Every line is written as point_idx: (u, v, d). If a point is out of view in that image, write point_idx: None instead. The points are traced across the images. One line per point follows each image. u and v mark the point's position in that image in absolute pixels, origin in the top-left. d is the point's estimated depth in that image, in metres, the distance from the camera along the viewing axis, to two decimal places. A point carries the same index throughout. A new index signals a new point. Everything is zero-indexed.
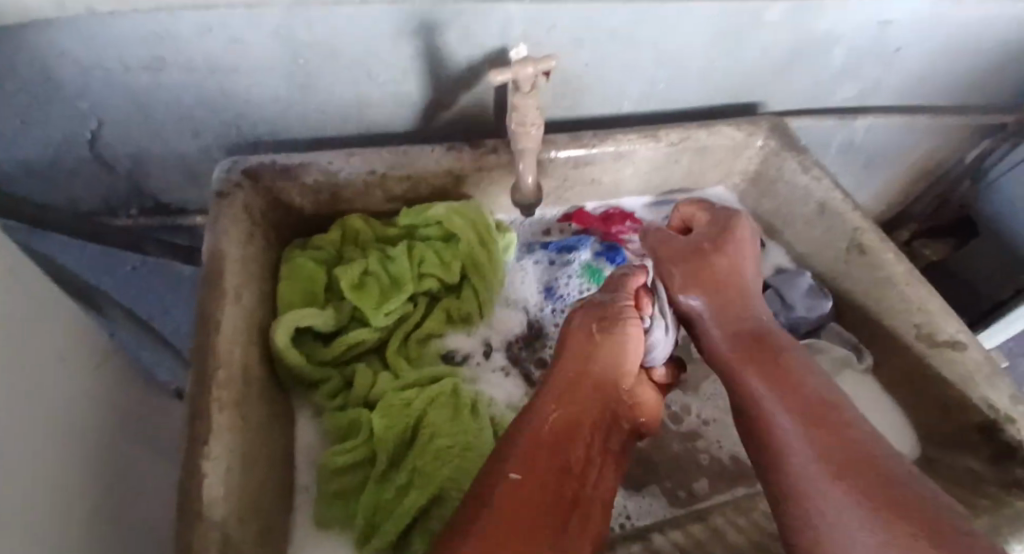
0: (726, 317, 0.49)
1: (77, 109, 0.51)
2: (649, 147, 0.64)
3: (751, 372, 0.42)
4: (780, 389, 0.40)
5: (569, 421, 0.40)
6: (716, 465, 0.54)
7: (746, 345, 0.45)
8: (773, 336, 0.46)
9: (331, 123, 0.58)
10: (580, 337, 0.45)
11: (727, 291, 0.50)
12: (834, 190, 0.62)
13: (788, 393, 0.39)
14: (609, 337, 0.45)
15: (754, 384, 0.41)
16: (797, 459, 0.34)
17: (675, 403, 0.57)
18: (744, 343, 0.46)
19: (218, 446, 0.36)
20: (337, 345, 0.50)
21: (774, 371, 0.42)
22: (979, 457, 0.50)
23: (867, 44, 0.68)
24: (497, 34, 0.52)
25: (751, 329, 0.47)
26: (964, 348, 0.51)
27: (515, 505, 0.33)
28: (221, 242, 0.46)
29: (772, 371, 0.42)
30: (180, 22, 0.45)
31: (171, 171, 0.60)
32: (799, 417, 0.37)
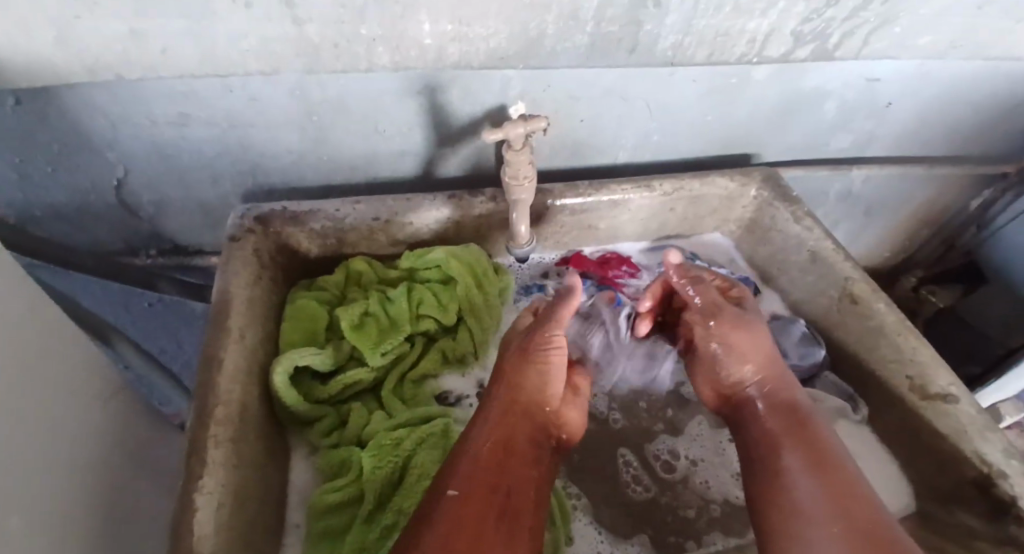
0: (765, 384, 0.51)
1: (106, 159, 0.55)
2: (643, 196, 0.67)
3: (788, 443, 0.45)
4: (815, 462, 0.43)
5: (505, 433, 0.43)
6: (706, 514, 0.53)
7: (787, 417, 0.48)
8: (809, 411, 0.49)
9: (340, 172, 0.62)
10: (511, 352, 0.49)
11: (754, 355, 0.52)
12: (825, 240, 0.64)
13: (822, 467, 0.42)
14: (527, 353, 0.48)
15: (787, 453, 0.45)
16: (823, 527, 0.38)
17: (665, 450, 0.58)
18: (783, 413, 0.48)
19: (212, 481, 0.38)
20: (334, 384, 0.52)
21: (808, 444, 0.45)
22: (976, 513, 0.49)
23: (858, 100, 0.71)
24: (496, 92, 0.56)
25: (793, 402, 0.49)
26: (956, 401, 0.51)
27: (458, 514, 0.36)
28: (231, 284, 0.49)
29: (807, 446, 0.45)
30: (204, 84, 0.49)
31: (189, 215, 0.64)
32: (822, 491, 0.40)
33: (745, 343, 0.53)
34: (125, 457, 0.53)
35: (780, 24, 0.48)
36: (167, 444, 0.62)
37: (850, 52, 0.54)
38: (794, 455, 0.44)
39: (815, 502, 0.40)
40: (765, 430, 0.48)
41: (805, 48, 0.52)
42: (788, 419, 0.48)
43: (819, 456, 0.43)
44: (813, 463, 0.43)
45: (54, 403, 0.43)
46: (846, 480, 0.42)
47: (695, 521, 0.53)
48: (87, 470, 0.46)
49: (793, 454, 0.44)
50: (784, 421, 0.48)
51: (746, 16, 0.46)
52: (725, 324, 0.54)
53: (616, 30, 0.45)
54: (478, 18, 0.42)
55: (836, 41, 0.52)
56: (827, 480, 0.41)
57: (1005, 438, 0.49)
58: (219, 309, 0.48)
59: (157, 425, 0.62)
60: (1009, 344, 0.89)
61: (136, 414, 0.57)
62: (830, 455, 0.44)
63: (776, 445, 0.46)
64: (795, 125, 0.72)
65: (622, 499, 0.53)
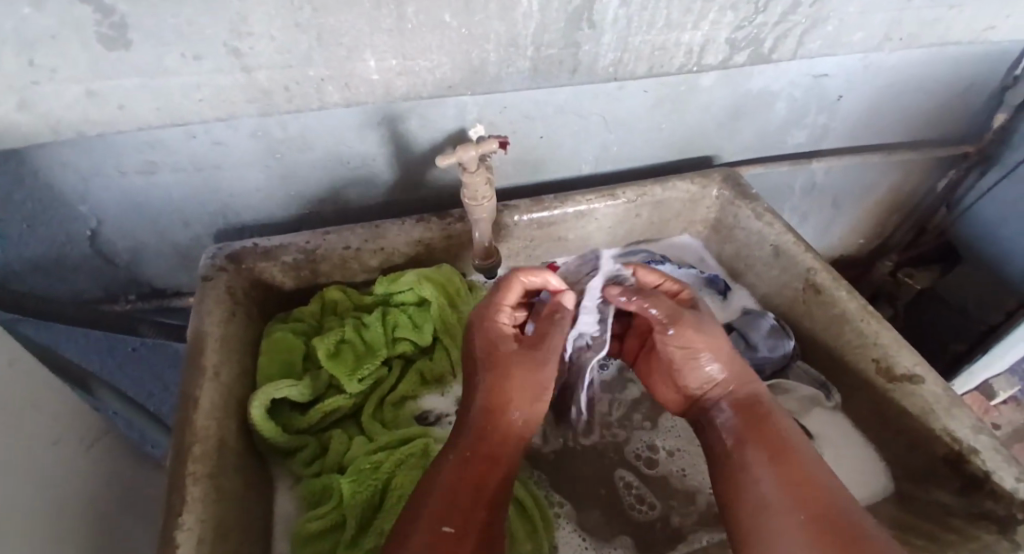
0: (725, 380, 0.51)
1: (79, 212, 0.57)
2: (607, 205, 0.68)
3: (748, 439, 0.46)
4: (773, 455, 0.44)
5: (478, 461, 0.43)
6: (689, 508, 0.54)
7: (745, 410, 0.49)
8: (767, 404, 0.50)
9: (309, 205, 0.63)
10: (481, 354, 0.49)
11: (714, 355, 0.51)
12: (785, 233, 0.66)
13: (779, 458, 0.44)
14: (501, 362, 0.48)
15: (747, 449, 0.45)
16: (776, 518, 0.40)
17: (644, 447, 0.59)
18: (742, 408, 0.49)
19: (192, 517, 0.39)
20: (313, 413, 0.53)
21: (766, 437, 0.46)
22: (948, 490, 0.50)
23: (807, 96, 0.73)
24: (453, 117, 0.58)
25: (754, 397, 0.50)
26: (921, 381, 0.52)
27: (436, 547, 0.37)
28: (204, 325, 0.51)
29: (766, 439, 0.46)
30: (168, 132, 0.51)
31: (165, 258, 0.65)
32: (783, 482, 0.42)
33: (706, 345, 0.51)
34: (114, 500, 0.53)
35: (713, 34, 0.51)
36: (156, 486, 0.62)
37: (786, 55, 0.56)
38: (755, 450, 0.45)
39: (777, 490, 0.41)
40: (727, 426, 0.48)
41: (742, 54, 0.54)
42: (750, 414, 0.48)
43: (780, 448, 0.45)
44: (771, 455, 0.44)
45: (39, 448, 0.44)
46: (806, 468, 0.43)
47: (677, 517, 0.54)
48: (76, 511, 0.47)
49: (754, 450, 0.45)
50: (745, 418, 0.48)
51: (678, 30, 0.49)
52: (682, 331, 0.51)
53: (556, 53, 0.48)
54: (421, 52, 0.44)
55: (770, 45, 0.54)
56: (787, 471, 0.43)
57: (971, 413, 0.50)
58: (194, 348, 0.49)
59: (144, 468, 0.62)
60: (991, 320, 0.91)
61: (121, 458, 0.57)
62: (788, 447, 0.45)
63: (739, 443, 0.46)
64: (749, 125, 0.74)
65: (609, 498, 0.55)
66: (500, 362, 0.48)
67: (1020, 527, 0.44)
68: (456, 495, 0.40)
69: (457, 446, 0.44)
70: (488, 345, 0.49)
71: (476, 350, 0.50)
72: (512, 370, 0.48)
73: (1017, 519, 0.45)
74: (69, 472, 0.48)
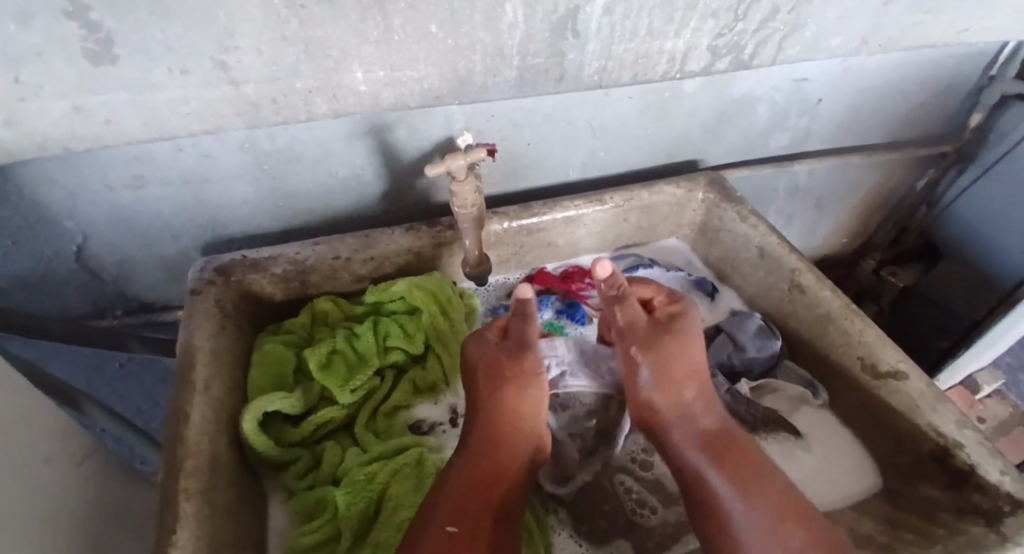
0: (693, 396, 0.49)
1: (65, 228, 0.56)
2: (596, 210, 0.69)
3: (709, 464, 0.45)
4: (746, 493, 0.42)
5: (483, 472, 0.43)
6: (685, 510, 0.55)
7: (714, 438, 0.46)
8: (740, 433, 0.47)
9: (298, 217, 0.63)
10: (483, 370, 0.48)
11: (680, 371, 0.49)
12: (770, 235, 0.67)
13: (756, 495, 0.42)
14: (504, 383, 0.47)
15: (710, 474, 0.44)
16: None
17: (639, 450, 0.59)
18: (710, 433, 0.47)
19: (185, 534, 0.38)
20: (306, 425, 0.53)
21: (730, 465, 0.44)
22: (936, 483, 0.51)
23: (788, 101, 0.74)
24: (441, 126, 0.58)
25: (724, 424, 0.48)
26: (905, 377, 0.53)
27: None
28: (193, 339, 0.50)
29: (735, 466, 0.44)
30: (154, 146, 0.51)
31: (153, 273, 0.65)
32: (761, 527, 0.41)
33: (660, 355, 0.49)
34: (105, 521, 0.52)
35: (695, 41, 0.52)
36: (147, 504, 0.61)
37: (766, 60, 0.57)
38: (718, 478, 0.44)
39: (755, 534, 0.41)
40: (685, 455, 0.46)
41: (723, 60, 0.55)
42: (715, 441, 0.46)
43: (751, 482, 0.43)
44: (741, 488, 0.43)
45: (29, 469, 0.43)
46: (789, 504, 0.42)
47: (677, 521, 0.54)
48: (68, 532, 0.46)
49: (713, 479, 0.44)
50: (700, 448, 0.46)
51: (661, 38, 0.50)
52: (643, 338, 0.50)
53: (542, 62, 0.48)
54: (408, 63, 0.44)
55: (751, 51, 0.55)
56: (767, 509, 0.41)
57: (956, 407, 0.51)
58: (184, 363, 0.48)
59: (134, 487, 0.61)
60: (975, 316, 0.94)
61: (111, 477, 0.56)
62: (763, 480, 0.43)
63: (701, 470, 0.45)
64: (732, 129, 0.75)
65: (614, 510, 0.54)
66: (495, 381, 0.47)
67: (1008, 519, 0.45)
68: (468, 512, 0.40)
69: (466, 456, 0.44)
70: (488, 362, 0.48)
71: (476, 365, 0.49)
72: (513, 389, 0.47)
73: (1004, 512, 0.45)
74: (59, 493, 0.47)
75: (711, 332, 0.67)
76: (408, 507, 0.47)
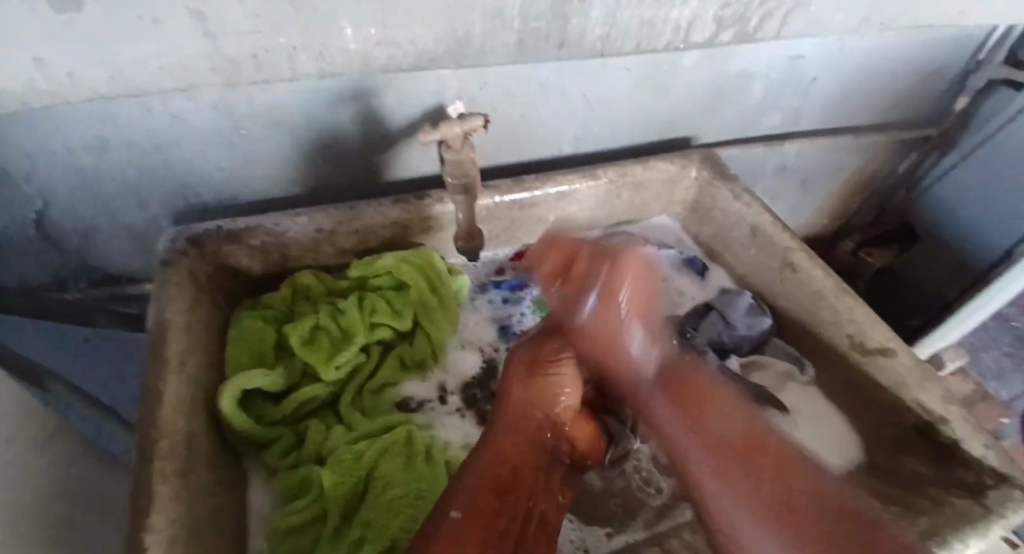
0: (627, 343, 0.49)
1: (19, 192, 0.52)
2: (589, 185, 0.67)
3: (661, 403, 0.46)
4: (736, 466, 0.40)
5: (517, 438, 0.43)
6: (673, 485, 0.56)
7: (686, 395, 0.45)
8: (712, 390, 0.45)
9: (277, 185, 0.60)
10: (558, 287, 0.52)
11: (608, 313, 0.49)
12: (763, 214, 0.66)
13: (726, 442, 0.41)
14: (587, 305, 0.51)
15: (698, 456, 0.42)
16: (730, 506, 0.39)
17: None
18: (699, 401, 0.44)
19: (162, 517, 0.36)
20: (289, 403, 0.51)
21: (704, 419, 0.43)
22: (921, 458, 0.53)
23: (783, 78, 0.73)
24: (431, 92, 0.55)
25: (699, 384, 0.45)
26: (893, 355, 0.54)
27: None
28: (166, 312, 0.47)
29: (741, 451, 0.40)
30: (116, 105, 0.47)
31: (119, 242, 0.61)
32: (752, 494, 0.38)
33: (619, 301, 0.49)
34: (73, 504, 0.49)
35: (701, 11, 0.49)
36: (118, 485, 0.59)
37: (770, 34, 0.56)
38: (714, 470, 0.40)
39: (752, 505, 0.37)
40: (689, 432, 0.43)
41: (727, 33, 0.53)
42: (679, 387, 0.45)
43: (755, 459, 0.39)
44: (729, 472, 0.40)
45: None
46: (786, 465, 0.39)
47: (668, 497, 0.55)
48: (32, 516, 0.43)
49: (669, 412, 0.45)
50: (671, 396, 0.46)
51: (667, 6, 0.48)
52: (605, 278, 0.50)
53: (544, 26, 0.46)
54: (401, 21, 0.41)
55: (755, 24, 0.54)
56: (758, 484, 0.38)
57: (942, 387, 0.52)
58: (156, 338, 0.45)
59: (104, 467, 0.58)
60: (947, 297, 0.96)
61: (78, 458, 0.53)
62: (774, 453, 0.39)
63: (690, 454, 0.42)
64: (727, 107, 0.74)
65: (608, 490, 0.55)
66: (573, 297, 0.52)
67: (990, 492, 0.47)
68: (494, 491, 0.38)
69: (500, 424, 0.44)
70: (560, 277, 0.52)
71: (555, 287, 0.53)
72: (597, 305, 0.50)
73: (987, 485, 0.47)
74: (21, 475, 0.44)
75: (700, 310, 0.67)
76: (397, 485, 0.46)
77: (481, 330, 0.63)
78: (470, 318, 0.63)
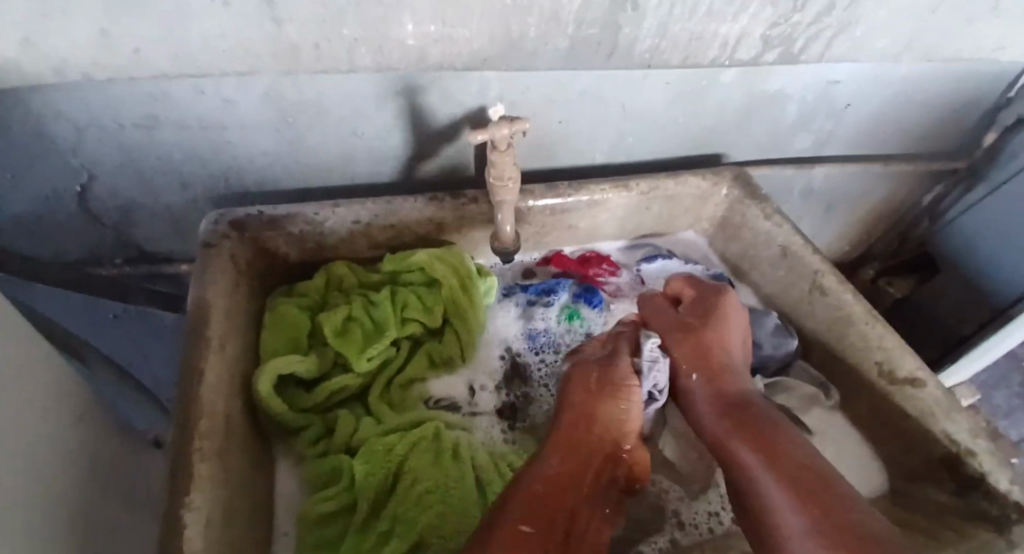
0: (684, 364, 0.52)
1: (69, 165, 0.53)
2: (620, 196, 0.67)
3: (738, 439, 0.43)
4: (765, 453, 0.40)
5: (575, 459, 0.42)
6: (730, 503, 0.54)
7: (730, 413, 0.46)
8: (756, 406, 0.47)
9: (314, 176, 0.61)
10: (586, 371, 0.49)
11: (609, 403, 0.46)
12: (794, 234, 0.67)
13: (774, 457, 0.40)
14: (609, 392, 0.47)
15: (770, 493, 0.37)
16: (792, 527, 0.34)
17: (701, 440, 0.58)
18: (727, 409, 0.47)
19: (200, 496, 0.36)
20: (321, 391, 0.52)
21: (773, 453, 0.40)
22: (944, 488, 0.53)
23: (818, 101, 0.73)
24: (475, 94, 0.56)
25: (744, 400, 0.48)
26: (922, 385, 0.54)
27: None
28: (208, 292, 0.48)
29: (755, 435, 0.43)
30: (175, 87, 0.48)
31: (159, 222, 0.62)
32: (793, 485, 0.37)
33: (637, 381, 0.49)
34: (100, 478, 0.50)
35: (750, 28, 0.51)
36: (142, 463, 0.60)
37: (813, 56, 0.57)
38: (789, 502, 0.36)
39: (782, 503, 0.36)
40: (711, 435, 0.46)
41: (773, 51, 0.55)
42: (738, 417, 0.45)
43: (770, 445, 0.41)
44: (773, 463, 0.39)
45: (27, 418, 0.41)
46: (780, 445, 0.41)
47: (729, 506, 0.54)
48: (62, 490, 0.43)
49: (740, 441, 0.43)
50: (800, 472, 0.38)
51: (718, 21, 0.49)
52: (580, 392, 0.48)
53: (596, 33, 0.47)
54: (462, 20, 0.43)
55: (801, 44, 0.55)
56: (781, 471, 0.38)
57: (969, 417, 0.52)
58: (196, 317, 0.46)
59: (131, 444, 0.59)
60: (963, 331, 0.94)
61: (107, 433, 0.54)
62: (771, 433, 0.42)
63: (763, 484, 0.38)
64: (760, 125, 0.74)
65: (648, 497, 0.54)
66: (594, 389, 0.47)
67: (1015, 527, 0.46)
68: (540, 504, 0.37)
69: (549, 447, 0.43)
70: (590, 372, 0.49)
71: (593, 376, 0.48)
72: (579, 386, 0.48)
73: (1011, 520, 0.47)
74: (57, 445, 0.45)
75: None
76: (427, 480, 0.46)
77: (508, 329, 0.63)
78: (496, 318, 0.63)
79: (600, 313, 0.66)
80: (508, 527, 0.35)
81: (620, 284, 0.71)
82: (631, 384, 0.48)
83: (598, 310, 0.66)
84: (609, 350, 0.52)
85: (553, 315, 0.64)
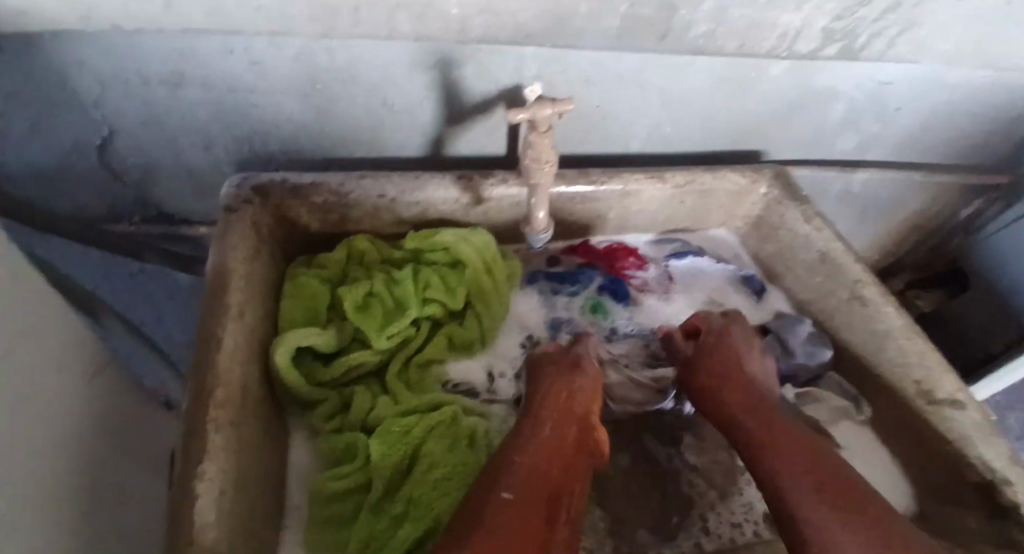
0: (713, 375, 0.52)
1: (93, 117, 0.52)
2: (655, 187, 0.65)
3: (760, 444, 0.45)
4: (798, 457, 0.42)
5: (567, 438, 0.42)
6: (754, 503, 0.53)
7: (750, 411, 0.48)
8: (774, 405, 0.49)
9: (341, 146, 0.59)
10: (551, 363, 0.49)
11: (588, 391, 0.47)
12: (834, 240, 0.64)
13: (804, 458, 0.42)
14: (573, 377, 0.48)
15: (797, 491, 0.40)
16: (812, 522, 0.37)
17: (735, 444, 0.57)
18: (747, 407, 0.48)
19: (213, 467, 0.35)
20: (338, 366, 0.50)
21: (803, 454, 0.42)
22: (974, 514, 0.50)
23: (868, 102, 0.70)
24: (514, 70, 0.53)
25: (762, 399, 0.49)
26: (960, 408, 0.51)
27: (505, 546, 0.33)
28: (229, 257, 0.46)
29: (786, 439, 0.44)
30: (207, 42, 0.46)
31: (180, 183, 0.60)
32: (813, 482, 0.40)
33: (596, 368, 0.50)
34: (108, 440, 0.49)
35: (812, 18, 0.48)
36: (153, 426, 0.59)
37: (874, 54, 0.54)
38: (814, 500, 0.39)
39: (810, 505, 0.38)
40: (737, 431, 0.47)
41: (833, 47, 0.52)
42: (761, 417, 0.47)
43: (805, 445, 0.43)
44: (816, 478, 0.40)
45: (39, 377, 0.40)
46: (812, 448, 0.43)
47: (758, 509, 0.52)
48: (72, 449, 0.43)
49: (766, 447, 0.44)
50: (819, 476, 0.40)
51: (779, 10, 0.47)
52: (552, 374, 0.48)
53: (652, 12, 0.45)
54: None
55: (863, 41, 0.52)
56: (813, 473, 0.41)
57: (1011, 443, 0.50)
58: (216, 283, 0.45)
59: (140, 406, 0.58)
60: (991, 350, 0.91)
61: (120, 393, 0.54)
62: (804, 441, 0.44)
63: (783, 479, 0.41)
64: (805, 123, 0.71)
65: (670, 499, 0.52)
66: (580, 375, 0.48)
67: None
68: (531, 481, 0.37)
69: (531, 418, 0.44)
70: (561, 365, 0.49)
71: (582, 372, 0.48)
72: (563, 367, 0.48)
73: None
74: (69, 403, 0.44)
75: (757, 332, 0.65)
76: (444, 465, 0.44)
77: (531, 318, 0.61)
78: (518, 305, 0.62)
79: (626, 306, 0.65)
80: (495, 500, 0.35)
81: (647, 278, 0.68)
82: (591, 371, 0.49)
83: (623, 304, 0.64)
84: (560, 348, 0.52)
85: (577, 307, 0.63)
